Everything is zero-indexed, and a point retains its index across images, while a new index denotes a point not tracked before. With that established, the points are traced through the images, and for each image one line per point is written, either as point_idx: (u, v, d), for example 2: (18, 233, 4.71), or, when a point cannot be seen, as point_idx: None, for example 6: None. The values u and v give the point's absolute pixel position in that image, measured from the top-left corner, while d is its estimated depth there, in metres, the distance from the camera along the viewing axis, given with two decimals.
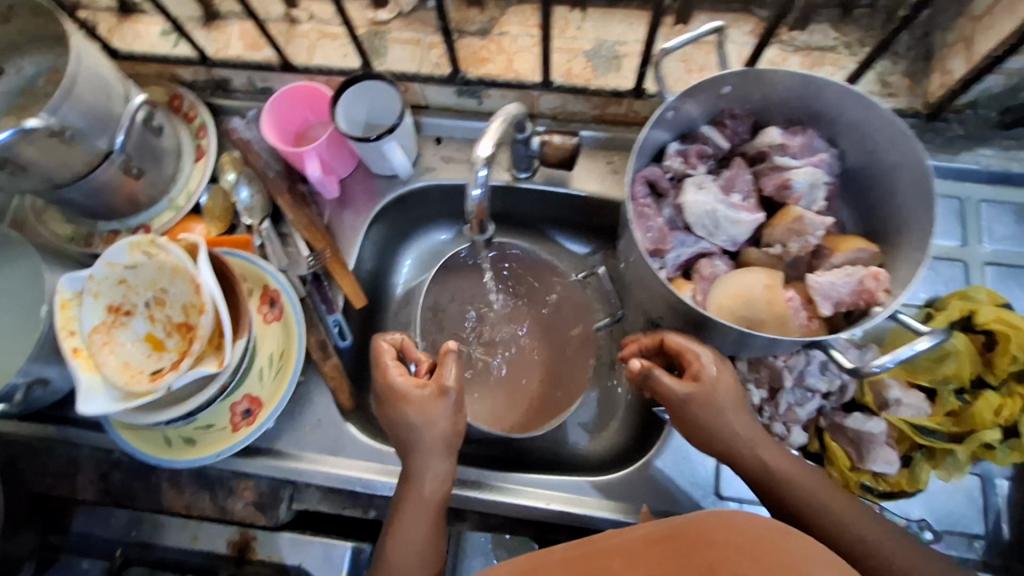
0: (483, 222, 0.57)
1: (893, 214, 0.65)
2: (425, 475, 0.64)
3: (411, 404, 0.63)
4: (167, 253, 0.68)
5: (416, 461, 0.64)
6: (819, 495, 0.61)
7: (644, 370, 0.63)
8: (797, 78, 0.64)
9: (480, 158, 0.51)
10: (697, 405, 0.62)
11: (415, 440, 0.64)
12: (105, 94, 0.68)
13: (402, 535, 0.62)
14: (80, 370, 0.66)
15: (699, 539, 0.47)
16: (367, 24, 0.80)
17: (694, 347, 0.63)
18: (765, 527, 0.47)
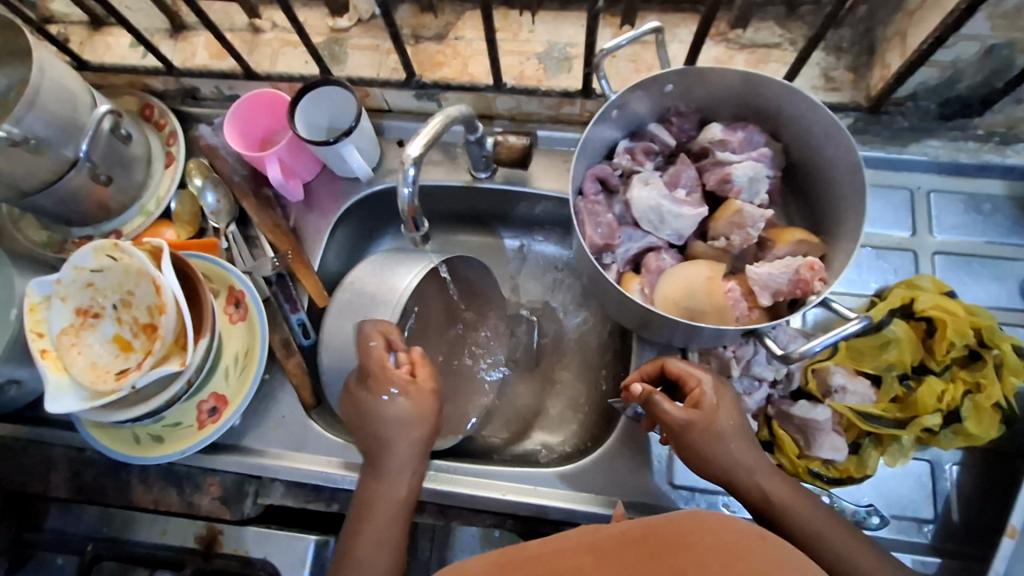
0: (415, 219, 0.61)
1: (833, 207, 0.67)
2: (403, 474, 0.66)
3: (406, 399, 0.65)
4: (130, 257, 0.70)
5: (386, 462, 0.65)
6: (774, 489, 0.61)
7: (645, 395, 0.62)
8: (736, 75, 0.65)
9: (410, 159, 0.57)
10: (697, 431, 0.61)
11: (400, 437, 0.65)
12: (70, 105, 0.71)
13: (377, 532, 0.63)
14: (48, 371, 0.68)
15: (680, 546, 0.39)
16: (326, 32, 0.83)
17: (694, 373, 0.64)
18: (750, 530, 0.40)
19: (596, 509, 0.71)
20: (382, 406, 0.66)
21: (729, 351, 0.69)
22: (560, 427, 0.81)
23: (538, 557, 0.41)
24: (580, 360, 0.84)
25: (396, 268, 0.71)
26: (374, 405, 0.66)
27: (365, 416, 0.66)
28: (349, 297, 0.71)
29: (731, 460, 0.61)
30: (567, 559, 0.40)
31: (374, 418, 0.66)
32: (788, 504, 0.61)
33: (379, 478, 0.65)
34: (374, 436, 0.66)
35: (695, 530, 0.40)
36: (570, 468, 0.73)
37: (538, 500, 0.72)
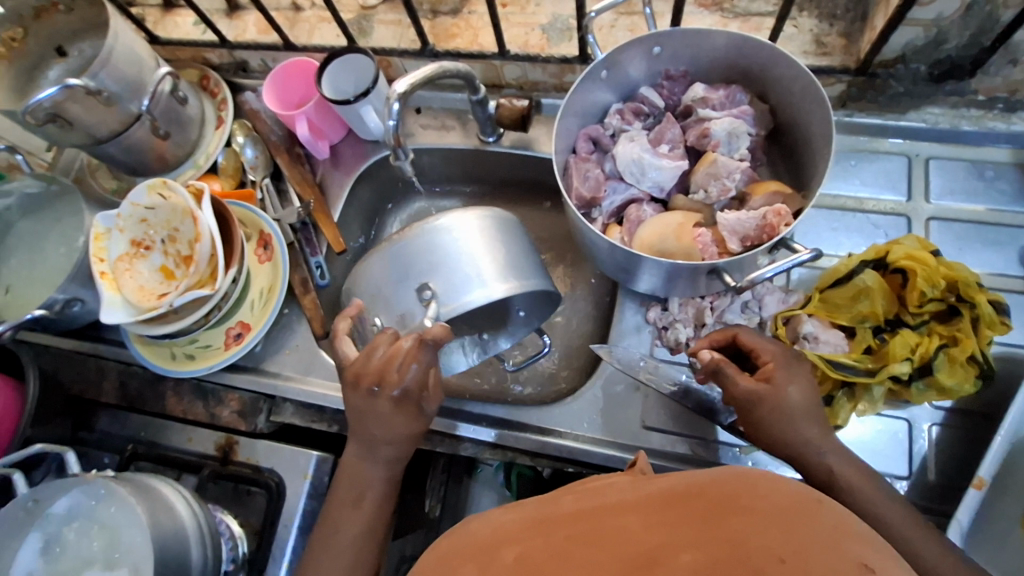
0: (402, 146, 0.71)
1: (811, 162, 0.68)
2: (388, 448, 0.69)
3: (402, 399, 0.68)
4: (176, 195, 0.81)
5: (380, 455, 0.69)
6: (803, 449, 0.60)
7: (713, 363, 0.61)
8: (720, 36, 0.69)
9: (396, 96, 0.66)
10: (766, 407, 0.60)
11: (375, 426, 0.68)
12: (138, 66, 0.83)
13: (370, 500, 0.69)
14: (104, 289, 0.80)
15: (727, 506, 0.37)
16: (356, 8, 0.92)
17: (767, 346, 0.62)
18: (799, 493, 0.38)
19: (594, 449, 0.74)
20: (372, 402, 0.67)
21: (707, 301, 0.73)
22: (554, 375, 0.86)
23: (570, 514, 0.40)
24: (576, 317, 0.88)
25: (494, 267, 0.67)
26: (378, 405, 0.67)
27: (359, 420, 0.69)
28: (422, 272, 0.66)
29: (799, 440, 0.60)
30: (604, 518, 0.39)
31: (371, 425, 0.68)
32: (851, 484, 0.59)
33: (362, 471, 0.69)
34: (360, 421, 0.69)
35: (740, 491, 0.38)
36: (550, 407, 0.77)
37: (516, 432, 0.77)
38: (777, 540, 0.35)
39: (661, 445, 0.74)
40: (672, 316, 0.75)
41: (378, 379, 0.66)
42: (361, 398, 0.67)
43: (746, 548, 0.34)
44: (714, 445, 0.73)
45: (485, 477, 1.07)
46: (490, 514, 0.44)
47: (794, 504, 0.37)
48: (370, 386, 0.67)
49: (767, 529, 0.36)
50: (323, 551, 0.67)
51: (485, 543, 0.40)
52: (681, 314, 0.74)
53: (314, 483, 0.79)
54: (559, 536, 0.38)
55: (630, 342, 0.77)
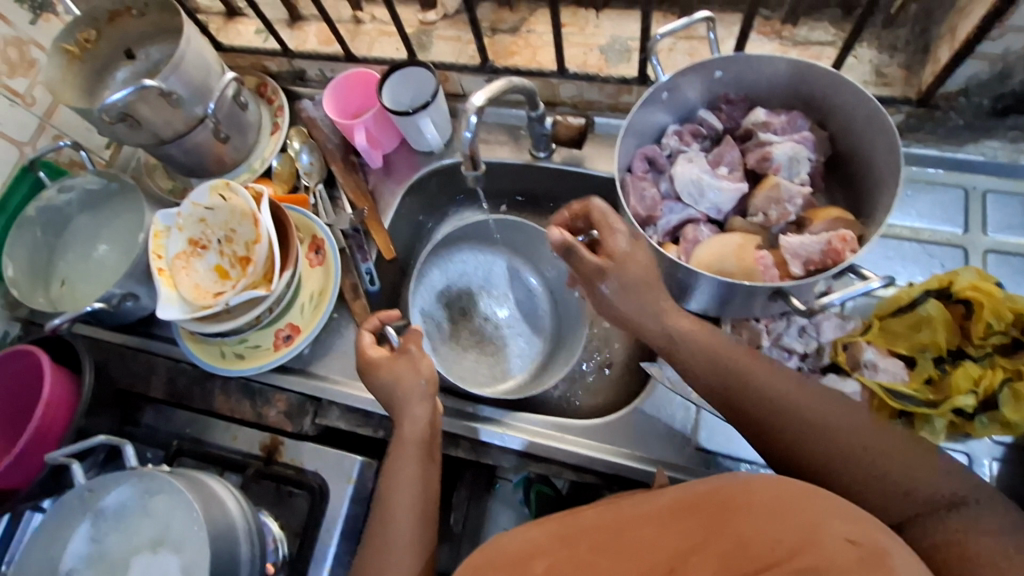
0: (475, 159, 0.70)
1: (871, 189, 0.69)
2: (405, 421, 0.70)
3: (385, 369, 0.71)
4: (238, 197, 0.83)
5: (409, 447, 0.69)
6: (804, 417, 0.59)
7: (564, 243, 0.64)
8: (783, 61, 0.70)
9: (474, 108, 0.67)
10: (608, 279, 0.65)
11: (392, 396, 0.70)
12: (206, 72, 0.85)
13: (400, 477, 0.67)
14: (161, 286, 0.82)
15: (731, 506, 0.44)
16: (416, 24, 0.94)
17: (611, 223, 0.66)
18: (793, 487, 0.44)
19: (644, 467, 0.74)
20: (380, 380, 0.71)
21: (761, 325, 0.72)
22: (597, 391, 0.86)
23: (596, 527, 0.46)
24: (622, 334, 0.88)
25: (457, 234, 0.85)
26: (400, 374, 0.70)
27: (390, 409, 0.71)
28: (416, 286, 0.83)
29: (734, 380, 0.62)
30: (624, 530, 0.45)
31: (394, 398, 0.70)
32: (849, 446, 0.58)
33: (399, 470, 0.67)
34: (385, 396, 0.71)
35: (740, 493, 0.44)
36: (597, 422, 0.77)
37: (564, 446, 0.77)
38: (774, 530, 0.41)
39: (710, 466, 0.73)
40: None
41: (365, 369, 0.72)
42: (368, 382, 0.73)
43: (746, 542, 0.41)
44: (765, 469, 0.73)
45: (503, 494, 1.07)
46: (517, 531, 0.49)
47: (788, 497, 0.43)
48: (369, 368, 0.72)
49: (753, 511, 0.43)
50: (378, 536, 0.65)
51: (522, 557, 0.46)
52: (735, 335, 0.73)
53: (358, 489, 0.78)
54: (585, 546, 0.45)
55: None
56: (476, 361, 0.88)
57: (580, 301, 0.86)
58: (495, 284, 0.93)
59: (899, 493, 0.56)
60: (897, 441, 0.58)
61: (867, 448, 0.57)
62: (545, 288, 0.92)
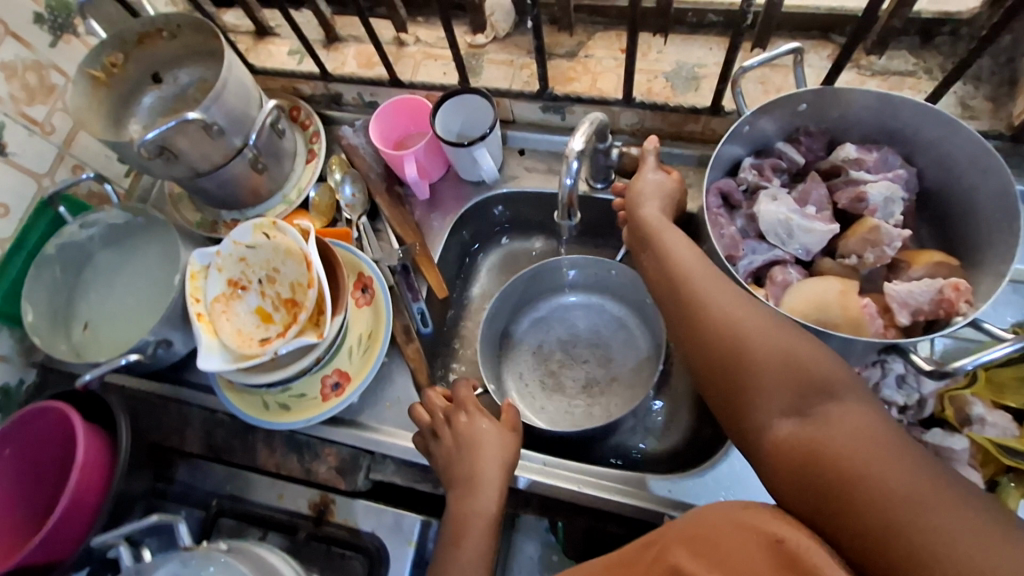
0: (570, 207, 0.68)
1: (973, 231, 0.66)
2: (478, 497, 0.65)
3: (474, 431, 0.69)
4: (283, 235, 0.77)
5: (480, 528, 0.64)
6: (757, 322, 0.55)
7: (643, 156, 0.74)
8: (872, 95, 0.66)
9: (574, 152, 0.64)
10: (637, 193, 0.71)
11: (470, 466, 0.67)
12: (245, 100, 0.79)
13: (466, 562, 0.62)
14: (201, 332, 0.75)
15: (673, 542, 0.46)
16: (465, 47, 0.89)
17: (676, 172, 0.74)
18: (726, 517, 0.44)
19: None
20: (469, 442, 0.69)
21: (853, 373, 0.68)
22: (663, 436, 0.83)
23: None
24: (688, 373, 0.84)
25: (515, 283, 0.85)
26: (479, 446, 0.68)
27: (467, 479, 0.67)
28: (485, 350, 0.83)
29: (670, 260, 0.63)
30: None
31: (473, 463, 0.67)
32: (797, 360, 0.52)
33: (463, 548, 0.63)
34: (461, 467, 0.68)
35: (686, 530, 0.46)
36: (682, 477, 0.72)
37: (646, 505, 0.71)
38: (705, 557, 0.42)
39: None
40: None
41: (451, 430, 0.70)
42: (448, 444, 0.70)
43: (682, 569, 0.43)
44: None
45: (526, 525, 0.99)
46: None
47: (718, 526, 0.44)
48: (456, 430, 0.70)
49: (676, 549, 0.45)
50: None
51: None
52: None
53: (418, 552, 0.73)
54: None
55: None
56: (602, 415, 0.83)
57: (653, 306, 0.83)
58: (566, 325, 0.90)
59: (795, 380, 0.52)
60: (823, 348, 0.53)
61: (787, 338, 0.54)
62: (623, 305, 0.89)
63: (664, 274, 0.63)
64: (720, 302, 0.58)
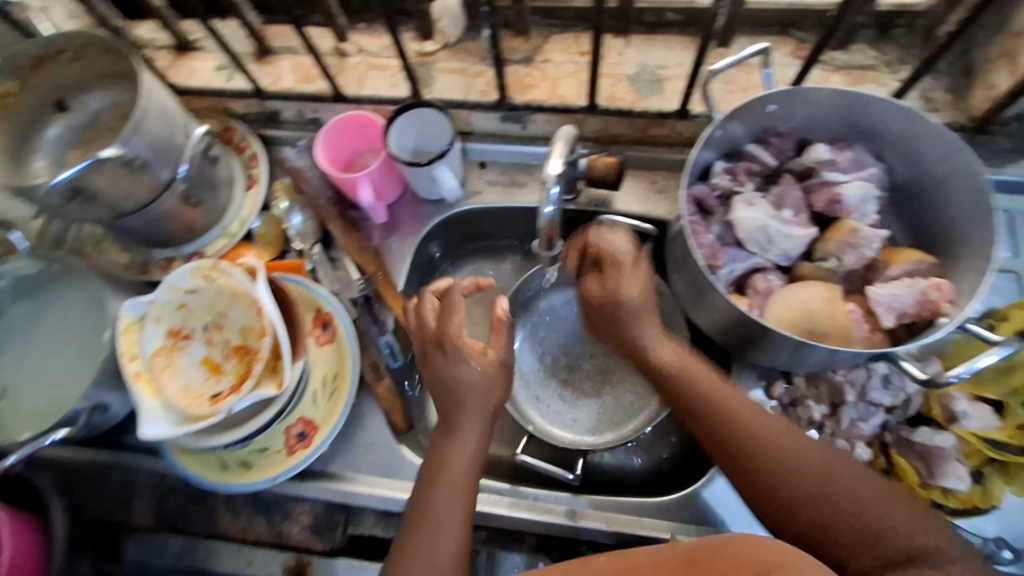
0: (549, 239, 0.68)
1: (946, 226, 0.66)
2: (466, 437, 0.61)
3: (465, 356, 0.61)
4: (228, 277, 0.69)
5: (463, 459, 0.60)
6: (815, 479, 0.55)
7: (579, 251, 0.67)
8: (844, 94, 0.64)
9: (551, 177, 0.62)
10: (603, 306, 0.64)
11: (458, 397, 0.60)
12: (170, 126, 0.71)
13: (445, 494, 0.58)
14: (141, 395, 0.66)
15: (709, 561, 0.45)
16: (414, 55, 0.83)
17: (610, 239, 0.65)
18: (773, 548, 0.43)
19: None
20: (456, 372, 0.60)
21: (839, 375, 0.68)
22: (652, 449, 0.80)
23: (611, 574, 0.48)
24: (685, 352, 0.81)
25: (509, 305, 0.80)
26: (466, 375, 0.60)
27: (450, 411, 0.61)
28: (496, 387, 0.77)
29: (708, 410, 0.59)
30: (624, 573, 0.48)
31: (458, 394, 0.60)
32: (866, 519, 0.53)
33: (437, 492, 0.58)
34: (447, 398, 0.61)
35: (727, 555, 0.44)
36: (676, 497, 0.70)
37: (644, 532, 0.68)
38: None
39: None
40: (799, 393, 0.70)
41: (440, 351, 0.61)
42: (433, 368, 0.62)
43: None
44: None
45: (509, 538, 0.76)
46: None
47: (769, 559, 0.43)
48: (447, 356, 0.61)
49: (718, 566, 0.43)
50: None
51: None
52: (811, 390, 0.70)
53: None
54: None
55: None
56: (637, 402, 0.80)
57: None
58: (557, 326, 0.84)
59: (869, 542, 0.52)
60: (874, 487, 0.55)
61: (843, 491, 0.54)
62: None
63: (698, 424, 0.60)
64: (772, 461, 0.56)
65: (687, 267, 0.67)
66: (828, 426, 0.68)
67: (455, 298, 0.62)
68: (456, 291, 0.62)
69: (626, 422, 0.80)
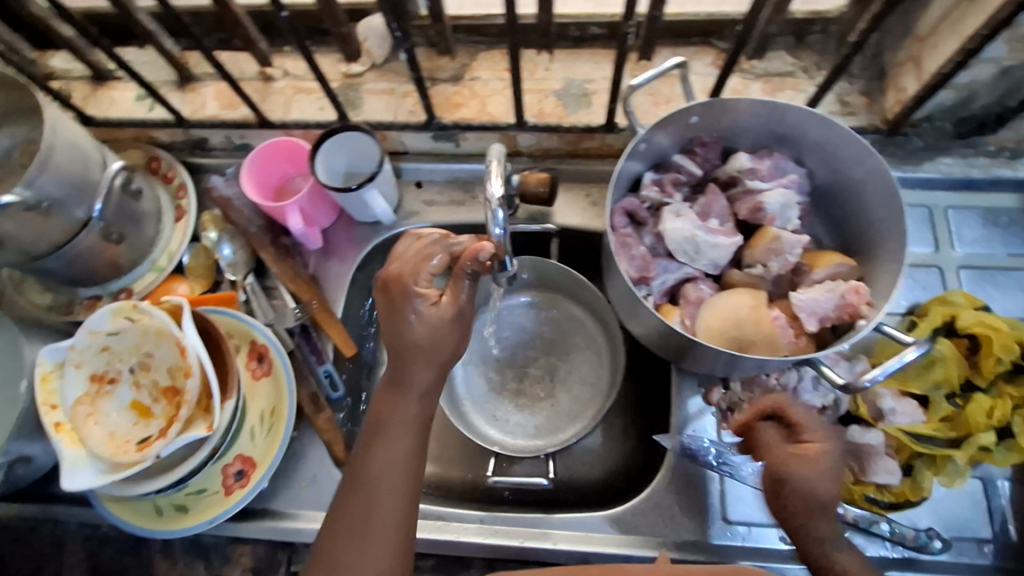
0: (502, 261, 0.60)
1: (865, 228, 0.68)
2: (414, 389, 0.58)
3: (418, 305, 0.57)
4: (150, 317, 0.67)
5: (410, 409, 0.58)
6: None
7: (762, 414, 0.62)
8: (760, 104, 0.66)
9: (495, 200, 0.56)
10: (792, 481, 0.58)
11: (407, 349, 0.57)
12: (83, 162, 0.68)
13: (388, 448, 0.57)
14: (63, 446, 0.64)
15: None
16: (340, 77, 0.82)
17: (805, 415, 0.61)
18: None
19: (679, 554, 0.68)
20: (411, 321, 0.57)
21: (772, 379, 0.69)
22: (602, 461, 0.79)
23: None
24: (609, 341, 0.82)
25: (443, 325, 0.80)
26: (423, 324, 0.57)
27: (399, 361, 0.58)
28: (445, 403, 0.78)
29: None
30: None
31: (409, 344, 0.57)
32: None
33: (376, 453, 0.57)
34: (393, 351, 0.58)
35: None
36: (624, 511, 0.70)
37: (593, 548, 0.69)
38: None
39: (747, 541, 0.68)
40: (736, 398, 0.71)
41: (394, 299, 0.58)
42: (389, 316, 0.58)
43: None
44: None
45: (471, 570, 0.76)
46: None
47: None
48: (404, 304, 0.57)
49: None
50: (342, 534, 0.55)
51: None
52: (747, 393, 0.70)
53: None
54: None
55: (695, 430, 0.72)
56: (590, 390, 0.80)
57: (570, 277, 0.78)
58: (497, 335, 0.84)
59: None
60: None
61: None
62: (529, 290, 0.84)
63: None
64: None
65: (616, 278, 0.67)
66: None
67: (438, 250, 0.58)
68: (438, 244, 0.59)
69: (586, 413, 0.79)
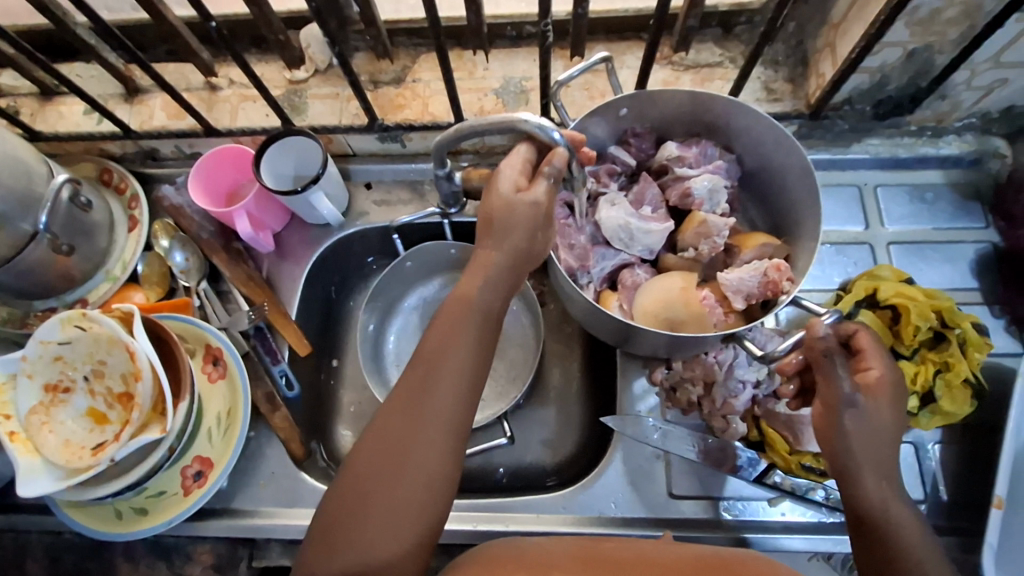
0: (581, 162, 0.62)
1: (790, 208, 0.71)
2: (489, 275, 0.58)
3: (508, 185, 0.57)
4: (99, 325, 0.67)
5: (483, 296, 0.57)
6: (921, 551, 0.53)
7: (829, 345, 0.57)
8: (683, 93, 0.68)
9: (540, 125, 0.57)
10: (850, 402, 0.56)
11: (494, 224, 0.57)
12: (25, 176, 0.69)
13: (454, 337, 0.56)
14: (18, 455, 0.65)
15: None
16: (284, 83, 0.84)
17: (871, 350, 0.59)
18: None
19: (627, 529, 0.70)
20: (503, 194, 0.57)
21: (711, 356, 0.71)
22: (556, 446, 0.81)
23: None
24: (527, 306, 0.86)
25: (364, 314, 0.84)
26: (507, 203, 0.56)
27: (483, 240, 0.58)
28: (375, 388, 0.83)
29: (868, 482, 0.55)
30: None
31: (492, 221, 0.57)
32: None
33: (444, 337, 0.56)
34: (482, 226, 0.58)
35: None
36: (574, 492, 0.72)
37: (544, 528, 0.71)
38: None
39: (690, 513, 0.71)
40: (676, 376, 0.73)
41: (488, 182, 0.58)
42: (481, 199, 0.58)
43: None
44: (741, 501, 0.71)
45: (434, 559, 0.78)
46: None
47: None
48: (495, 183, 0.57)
49: None
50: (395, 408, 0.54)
51: None
52: (687, 372, 0.72)
53: None
54: None
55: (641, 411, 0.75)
56: (522, 351, 0.84)
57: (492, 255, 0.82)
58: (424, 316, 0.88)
59: None
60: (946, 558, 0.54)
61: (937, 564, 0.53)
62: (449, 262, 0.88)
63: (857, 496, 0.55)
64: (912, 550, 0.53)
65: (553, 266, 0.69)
66: (705, 406, 0.72)
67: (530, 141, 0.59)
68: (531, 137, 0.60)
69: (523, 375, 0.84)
